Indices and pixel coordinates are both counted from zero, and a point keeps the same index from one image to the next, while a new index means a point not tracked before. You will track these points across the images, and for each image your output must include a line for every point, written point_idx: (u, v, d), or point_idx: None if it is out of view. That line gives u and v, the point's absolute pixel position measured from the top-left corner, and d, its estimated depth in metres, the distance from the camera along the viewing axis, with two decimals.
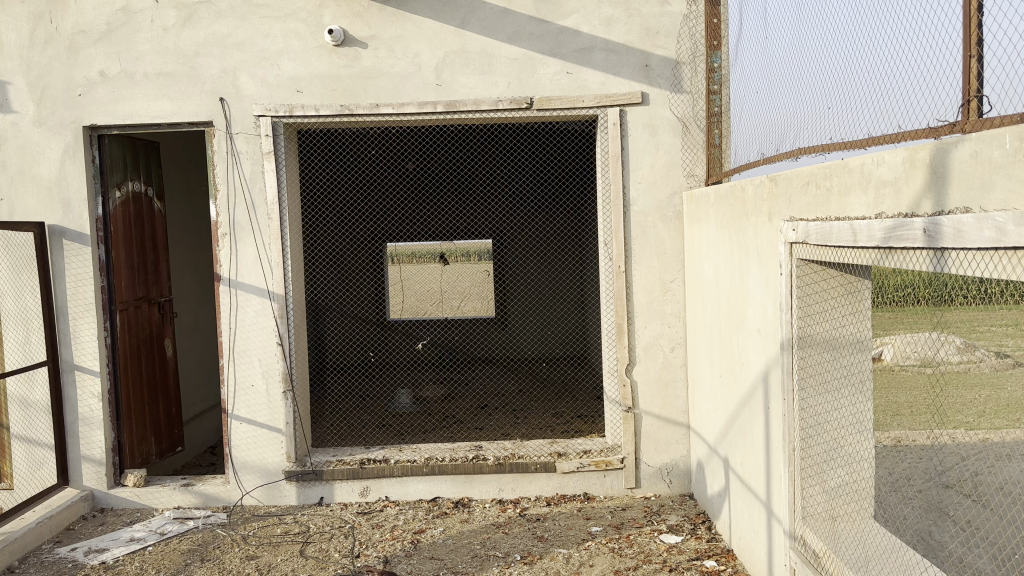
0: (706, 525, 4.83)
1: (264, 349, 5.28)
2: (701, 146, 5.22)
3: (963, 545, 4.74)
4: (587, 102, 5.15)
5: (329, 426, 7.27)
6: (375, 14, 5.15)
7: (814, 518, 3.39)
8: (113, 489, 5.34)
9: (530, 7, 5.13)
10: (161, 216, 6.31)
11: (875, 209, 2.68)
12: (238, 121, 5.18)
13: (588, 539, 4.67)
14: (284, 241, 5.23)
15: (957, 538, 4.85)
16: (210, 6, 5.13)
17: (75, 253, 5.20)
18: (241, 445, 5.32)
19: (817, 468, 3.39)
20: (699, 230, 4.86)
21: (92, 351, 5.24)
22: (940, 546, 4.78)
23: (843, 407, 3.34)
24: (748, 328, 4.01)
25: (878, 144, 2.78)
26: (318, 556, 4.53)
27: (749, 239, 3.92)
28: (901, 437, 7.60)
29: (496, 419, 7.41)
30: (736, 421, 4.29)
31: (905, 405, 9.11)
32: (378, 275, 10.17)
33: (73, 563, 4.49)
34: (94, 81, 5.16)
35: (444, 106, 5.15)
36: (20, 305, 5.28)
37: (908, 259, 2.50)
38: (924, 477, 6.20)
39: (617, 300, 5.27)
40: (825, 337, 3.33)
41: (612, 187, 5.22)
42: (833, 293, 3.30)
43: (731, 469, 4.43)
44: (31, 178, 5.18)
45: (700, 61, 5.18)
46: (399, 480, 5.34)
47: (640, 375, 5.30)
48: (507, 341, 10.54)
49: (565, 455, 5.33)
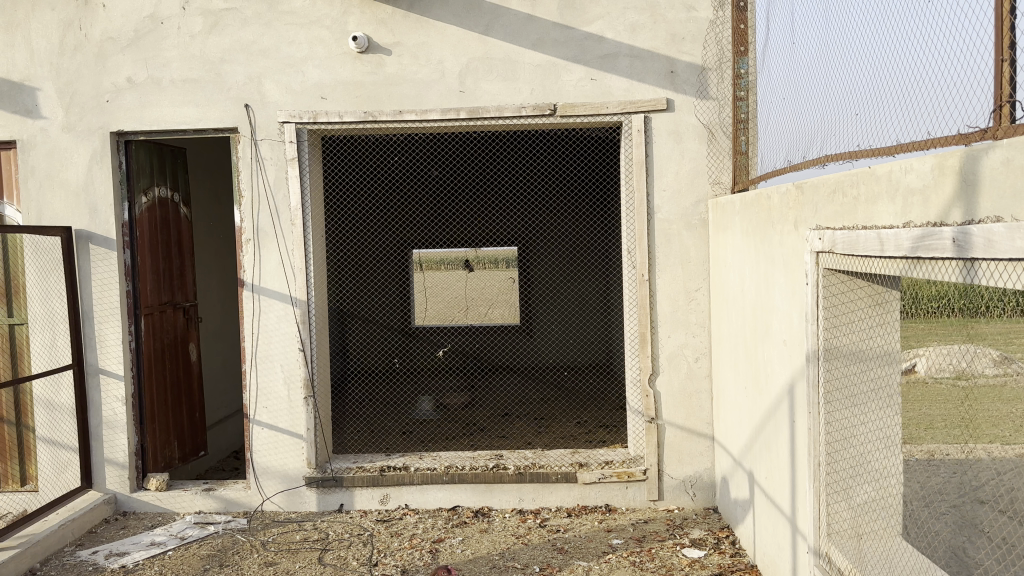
0: (730, 539, 4.74)
1: (286, 355, 5.28)
2: (727, 154, 5.13)
3: (997, 561, 4.63)
4: (611, 108, 5.10)
5: (351, 431, 7.31)
6: (399, 21, 5.15)
7: (839, 534, 3.30)
8: (137, 492, 5.37)
9: (554, 13, 5.09)
10: (186, 221, 6.34)
11: (903, 218, 2.61)
12: (263, 127, 5.20)
13: (609, 552, 4.60)
14: (307, 247, 5.23)
15: (992, 555, 4.73)
16: (235, 13, 5.17)
17: (101, 257, 5.26)
18: (262, 451, 5.32)
19: (843, 484, 3.31)
20: (725, 239, 4.77)
21: (118, 354, 5.28)
22: (973, 565, 4.62)
23: (870, 420, 3.26)
24: (774, 338, 3.91)
25: (907, 151, 2.70)
26: (336, 564, 4.51)
27: (775, 248, 3.83)
28: (936, 450, 7.40)
29: (518, 427, 7.35)
30: (761, 433, 4.19)
31: (938, 418, 8.90)
32: (403, 283, 10.24)
33: (94, 566, 4.53)
34: (121, 87, 5.22)
35: (467, 113, 5.13)
36: (46, 309, 5.32)
37: (937, 269, 2.42)
38: (959, 492, 6.03)
39: (640, 309, 5.19)
40: (852, 349, 3.24)
41: (636, 195, 5.16)
42: (859, 303, 3.20)
43: (756, 484, 4.33)
44: (59, 183, 5.25)
45: (726, 67, 5.08)
46: (419, 488, 5.31)
47: (663, 386, 5.22)
48: (531, 348, 10.47)
49: (586, 466, 5.27)
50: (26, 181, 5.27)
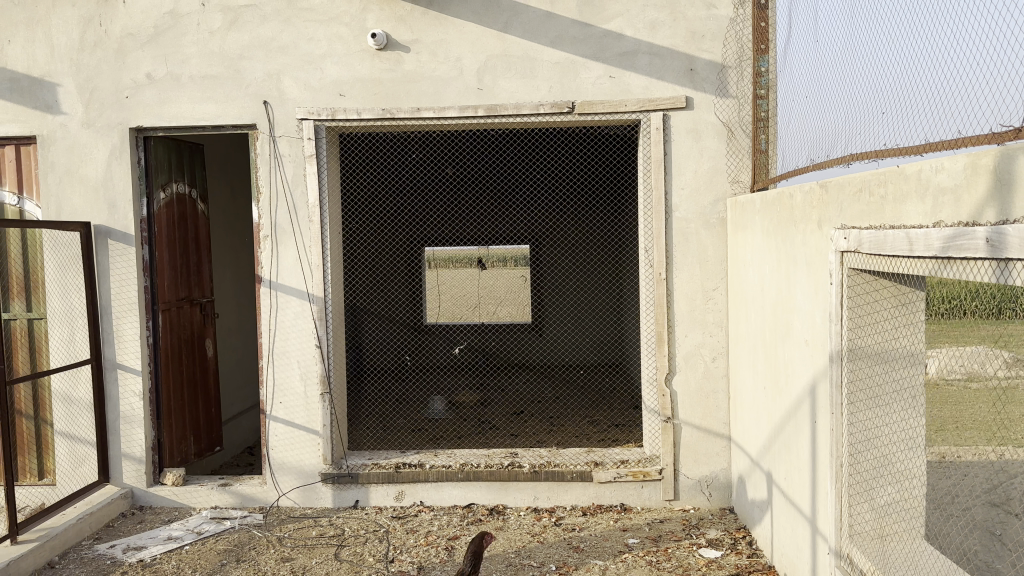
0: (747, 540, 4.71)
1: (302, 351, 5.29)
2: (746, 152, 5.10)
3: (1009, 563, 4.56)
4: (629, 106, 5.09)
5: (364, 429, 7.29)
6: (418, 18, 5.14)
7: (861, 535, 3.27)
8: (153, 487, 5.39)
9: (573, 11, 5.08)
10: (203, 217, 6.35)
11: (933, 218, 2.59)
12: (282, 124, 5.21)
13: (625, 552, 4.59)
14: (324, 244, 5.24)
15: (1004, 557, 4.67)
16: (254, 10, 5.17)
17: (119, 253, 5.27)
18: (279, 447, 5.33)
19: (867, 484, 3.27)
20: (744, 238, 4.74)
21: (135, 351, 5.30)
22: (982, 567, 4.58)
23: (894, 421, 3.23)
24: (795, 338, 3.89)
25: (936, 150, 2.69)
26: (352, 560, 4.52)
27: (798, 248, 3.80)
28: (946, 452, 7.34)
29: (531, 426, 7.33)
30: (781, 434, 4.16)
31: (952, 419, 8.82)
32: (415, 280, 10.28)
33: (112, 560, 4.55)
34: (140, 83, 5.23)
35: (485, 110, 5.12)
36: (64, 303, 5.32)
37: (969, 269, 2.39)
38: (972, 494, 5.99)
39: (657, 308, 5.18)
40: (877, 349, 3.22)
41: (653, 193, 5.14)
42: (885, 304, 3.17)
43: (774, 485, 4.31)
44: (78, 179, 5.27)
45: (746, 65, 5.06)
46: (434, 485, 5.31)
47: (679, 385, 5.21)
48: (542, 347, 10.49)
49: (602, 465, 5.26)
50: (45, 176, 5.28)
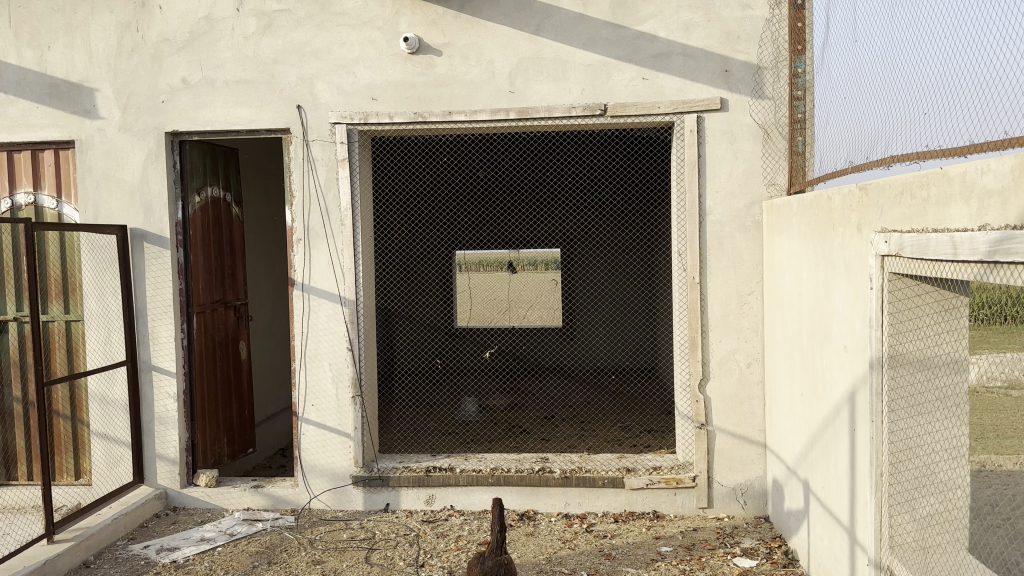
0: (783, 550, 4.62)
1: (334, 353, 5.30)
2: (782, 154, 5.02)
3: None
4: (662, 109, 5.03)
5: (396, 431, 7.32)
6: (450, 21, 5.13)
7: (902, 547, 3.18)
8: (187, 488, 5.44)
9: (606, 13, 5.04)
10: (237, 221, 6.41)
11: (977, 221, 2.51)
12: (315, 128, 5.23)
13: (657, 560, 4.52)
14: (356, 247, 5.25)
15: None
16: (288, 14, 5.20)
17: (155, 257, 5.34)
18: (310, 449, 5.35)
19: (906, 495, 3.17)
20: (781, 242, 4.65)
21: (170, 351, 5.36)
22: None
23: (936, 431, 3.12)
24: (834, 344, 3.80)
25: (980, 151, 2.61)
26: (383, 564, 4.51)
27: (837, 252, 3.72)
28: (987, 461, 7.15)
29: (563, 430, 7.30)
30: (819, 442, 4.07)
31: (991, 426, 8.64)
32: (447, 283, 10.32)
33: (146, 560, 4.59)
34: (176, 88, 5.29)
35: (517, 113, 5.09)
36: (101, 305, 5.38)
37: (1017, 274, 2.30)
38: (1014, 505, 5.82)
39: (690, 313, 5.10)
40: (919, 356, 3.13)
41: (688, 196, 5.07)
42: (928, 310, 3.08)
43: (812, 493, 4.21)
44: (116, 182, 5.34)
45: (782, 66, 4.98)
46: (464, 489, 5.28)
47: (713, 391, 5.13)
48: (573, 350, 10.45)
49: (634, 472, 5.19)
50: (83, 179, 5.36)
